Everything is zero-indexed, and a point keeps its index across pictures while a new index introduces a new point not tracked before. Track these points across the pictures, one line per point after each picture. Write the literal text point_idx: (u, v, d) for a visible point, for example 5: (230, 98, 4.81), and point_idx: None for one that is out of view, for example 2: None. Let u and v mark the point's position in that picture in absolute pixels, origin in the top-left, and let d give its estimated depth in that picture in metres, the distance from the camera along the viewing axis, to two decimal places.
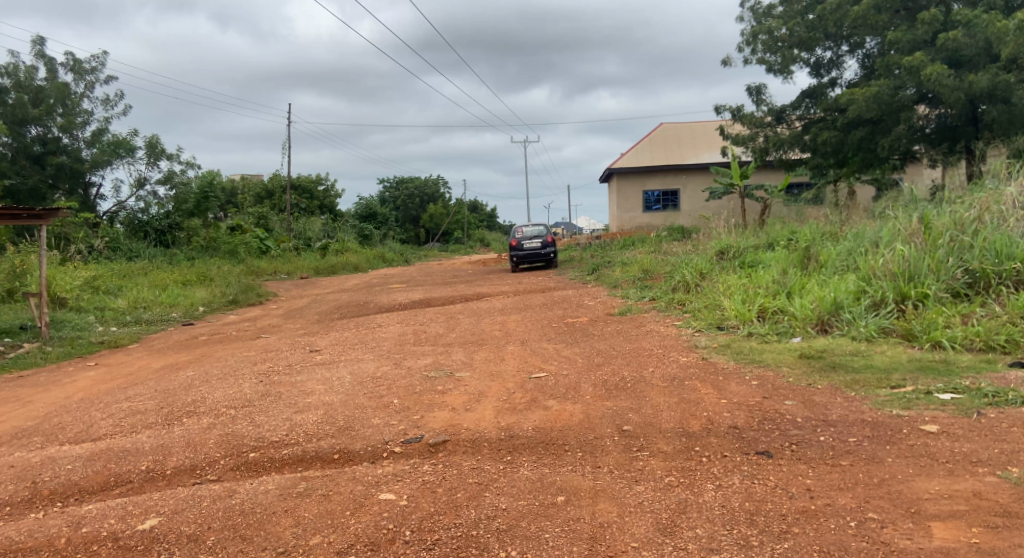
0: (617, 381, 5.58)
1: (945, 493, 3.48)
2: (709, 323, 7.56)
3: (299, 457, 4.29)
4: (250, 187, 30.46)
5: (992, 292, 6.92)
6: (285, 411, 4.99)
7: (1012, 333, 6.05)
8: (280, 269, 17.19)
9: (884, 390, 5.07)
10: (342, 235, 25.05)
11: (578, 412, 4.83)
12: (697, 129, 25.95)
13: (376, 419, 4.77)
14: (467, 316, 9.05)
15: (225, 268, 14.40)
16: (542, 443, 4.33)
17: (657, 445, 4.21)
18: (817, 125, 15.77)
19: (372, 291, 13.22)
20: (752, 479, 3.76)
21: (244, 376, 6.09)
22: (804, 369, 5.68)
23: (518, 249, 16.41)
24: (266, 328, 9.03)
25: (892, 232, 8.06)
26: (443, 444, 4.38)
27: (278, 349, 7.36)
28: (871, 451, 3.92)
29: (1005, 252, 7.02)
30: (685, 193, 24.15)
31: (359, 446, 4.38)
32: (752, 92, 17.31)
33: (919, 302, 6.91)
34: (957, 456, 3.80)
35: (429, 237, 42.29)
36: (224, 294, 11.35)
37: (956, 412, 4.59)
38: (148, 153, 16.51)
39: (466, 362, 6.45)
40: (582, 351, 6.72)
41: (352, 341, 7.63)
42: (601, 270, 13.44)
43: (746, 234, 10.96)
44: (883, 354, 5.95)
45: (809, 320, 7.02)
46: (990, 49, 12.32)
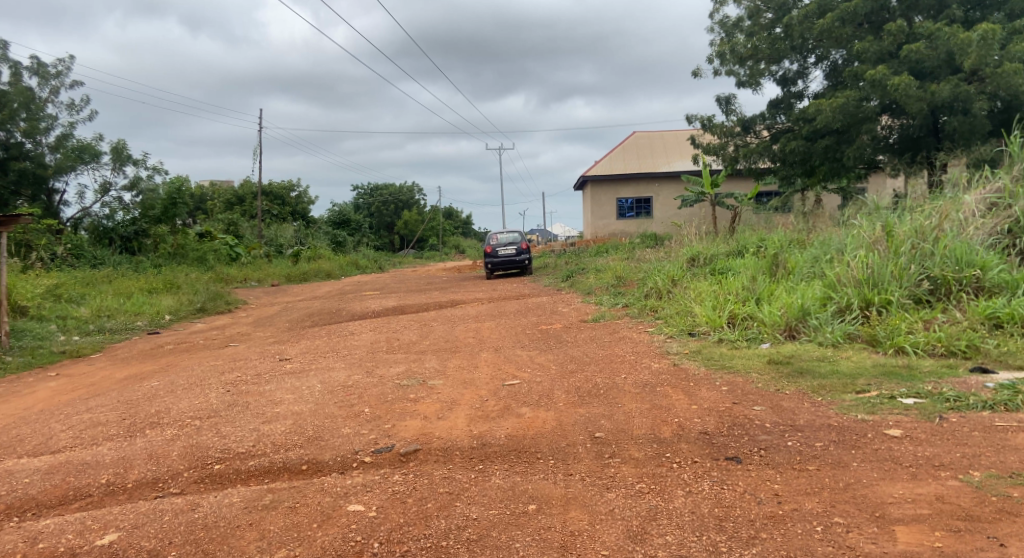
0: (590, 388, 5.59)
1: (909, 497, 3.52)
2: (681, 329, 7.62)
3: (266, 468, 4.24)
4: (220, 193, 30.13)
5: (953, 298, 7.05)
6: (253, 421, 4.93)
7: (973, 339, 6.16)
8: (250, 276, 17.03)
9: (850, 396, 5.14)
10: (313, 242, 24.87)
11: (551, 419, 4.84)
12: (669, 138, 26.19)
13: (347, 428, 4.74)
14: (440, 323, 9.02)
15: (193, 276, 14.22)
16: (514, 451, 4.32)
17: (628, 451, 4.23)
18: (785, 135, 15.99)
19: (344, 298, 13.12)
20: (721, 484, 3.78)
21: (210, 386, 6.01)
22: (773, 375, 5.73)
23: (492, 256, 16.39)
24: (235, 337, 8.92)
25: (857, 240, 8.20)
26: (414, 453, 4.35)
27: (247, 358, 7.28)
28: (837, 456, 3.96)
29: (966, 259, 7.16)
30: (657, 201, 24.34)
31: (328, 456, 4.34)
32: (722, 102, 17.52)
33: (883, 308, 7.02)
34: (920, 460, 3.85)
35: (404, 244, 42.16)
36: (192, 302, 11.20)
37: (919, 417, 4.67)
38: (114, 158, 16.27)
39: (439, 370, 6.42)
40: (556, 358, 6.73)
41: (323, 350, 7.56)
42: (575, 277, 13.47)
43: (717, 241, 11.07)
44: (849, 360, 6.03)
45: (777, 326, 7.10)
46: (952, 61, 12.59)
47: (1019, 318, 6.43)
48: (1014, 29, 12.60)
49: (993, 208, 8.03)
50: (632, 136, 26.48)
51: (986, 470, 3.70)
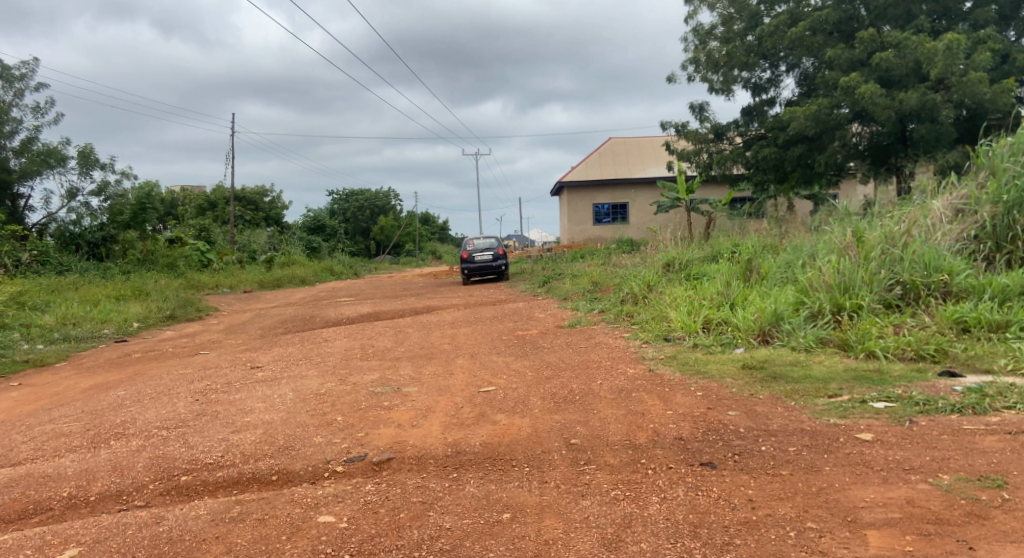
0: (566, 394, 5.59)
1: (880, 501, 3.55)
2: (656, 334, 7.65)
3: (235, 479, 4.18)
4: (192, 198, 29.81)
5: (922, 303, 7.14)
6: (222, 431, 4.85)
7: (941, 343, 6.25)
8: (222, 283, 16.84)
9: (823, 400, 5.18)
10: (288, 247, 24.68)
11: (526, 425, 4.82)
12: (645, 144, 26.34)
13: (319, 437, 4.68)
14: (416, 330, 8.97)
15: (162, 282, 14.03)
16: (489, 459, 4.30)
17: (603, 458, 4.22)
18: (758, 142, 16.16)
19: (318, 304, 13.02)
20: (695, 490, 3.78)
21: (178, 395, 5.91)
22: (747, 380, 5.76)
23: (468, 262, 16.35)
24: (205, 344, 8.80)
25: (828, 246, 8.30)
26: (387, 462, 4.31)
27: (218, 366, 7.18)
28: (809, 460, 3.99)
29: (934, 264, 7.26)
30: (633, 207, 24.46)
31: (299, 466, 4.29)
32: (696, 109, 17.66)
33: (854, 313, 7.11)
34: (891, 464, 3.88)
35: (380, 249, 41.97)
36: (161, 308, 11.05)
37: (890, 421, 4.72)
38: (81, 163, 16.01)
39: (414, 377, 6.37)
40: (531, 364, 6.71)
41: (295, 357, 7.48)
42: (552, 283, 13.47)
43: (691, 246, 11.14)
44: (821, 364, 6.08)
45: (751, 331, 7.14)
46: (919, 69, 12.78)
47: (985, 322, 6.54)
48: (979, 39, 12.82)
49: (960, 214, 8.16)
50: (608, 142, 26.60)
51: (956, 473, 3.73)
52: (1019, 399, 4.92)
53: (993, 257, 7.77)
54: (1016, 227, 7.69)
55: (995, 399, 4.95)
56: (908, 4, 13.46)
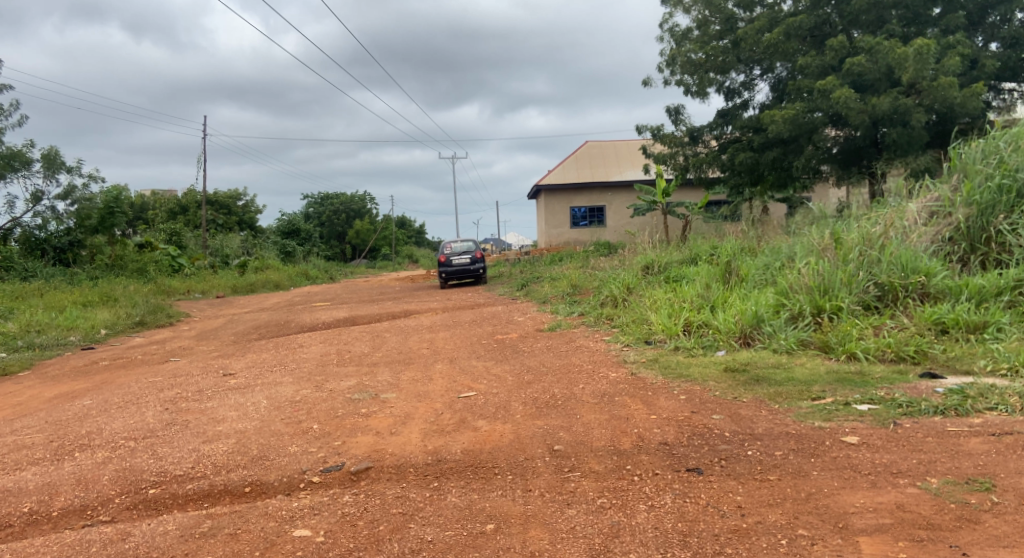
0: (548, 399, 5.50)
1: (870, 506, 3.49)
2: (637, 337, 7.59)
3: (206, 491, 4.03)
4: (163, 202, 29.37)
5: (900, 304, 7.15)
6: (192, 441, 4.70)
7: (921, 345, 6.24)
8: (194, 288, 16.58)
9: (806, 403, 5.14)
10: (261, 252, 24.38)
11: (508, 432, 4.72)
12: (622, 148, 26.40)
13: (294, 446, 4.54)
14: (394, 334, 8.84)
15: (131, 288, 13.73)
16: (470, 467, 4.19)
17: (588, 465, 4.13)
18: (733, 145, 16.23)
19: (292, 309, 12.83)
20: (683, 497, 3.71)
21: (147, 404, 5.74)
22: (729, 383, 5.70)
23: (445, 265, 16.22)
24: (176, 351, 8.60)
25: (807, 248, 8.32)
26: (365, 472, 4.19)
27: (189, 374, 7.00)
28: (797, 464, 3.93)
29: (911, 266, 7.28)
30: (610, 210, 24.48)
31: (274, 476, 4.15)
32: (672, 112, 17.70)
33: (834, 314, 7.10)
34: (878, 467, 3.83)
35: (356, 254, 41.67)
36: (130, 315, 10.79)
37: (874, 423, 4.69)
38: (46, 166, 15.65)
39: (392, 383, 6.24)
40: (512, 369, 6.61)
41: (269, 363, 7.32)
42: (530, 286, 13.38)
43: (670, 249, 11.11)
44: (803, 366, 6.05)
45: (732, 334, 7.10)
46: (891, 74, 12.88)
47: (963, 323, 6.55)
48: (949, 44, 12.94)
49: (935, 215, 8.21)
50: (585, 145, 26.63)
51: (943, 476, 3.69)
52: (1000, 399, 4.92)
53: (968, 258, 7.81)
54: (990, 228, 7.74)
55: (977, 400, 4.94)
56: (879, 10, 13.57)
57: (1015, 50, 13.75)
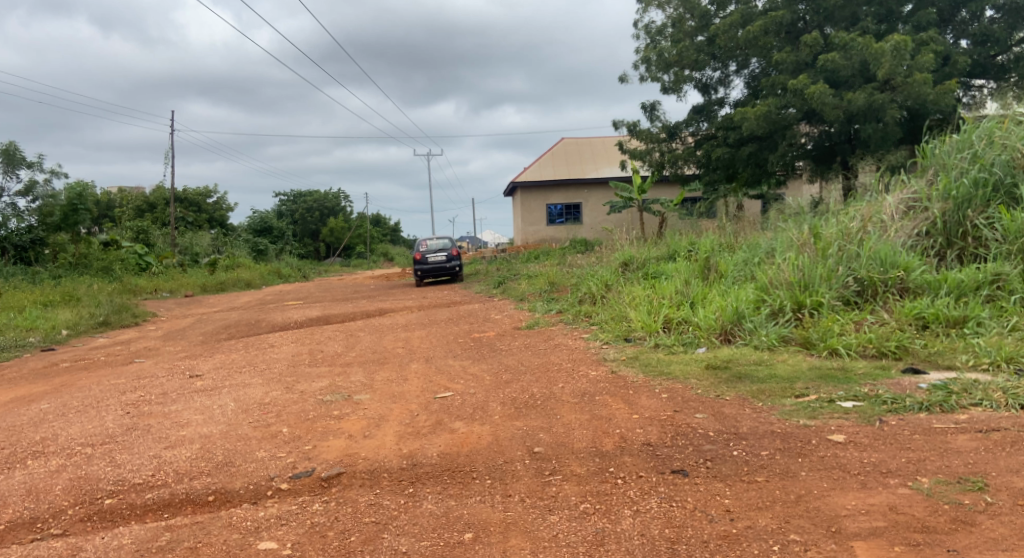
0: (527, 399, 5.34)
1: (862, 508, 3.39)
2: (616, 335, 7.47)
3: (166, 501, 3.83)
4: (130, 199, 28.79)
5: (880, 299, 7.09)
6: (153, 447, 4.49)
7: (902, 340, 6.17)
8: (161, 287, 16.24)
9: (790, 400, 5.04)
10: (232, 250, 23.97)
11: (486, 434, 4.56)
12: (598, 145, 26.34)
13: (262, 451, 4.35)
14: (368, 333, 8.63)
15: (95, 287, 13.38)
16: (447, 471, 4.03)
17: (570, 467, 3.98)
18: (709, 142, 16.17)
19: (264, 308, 12.56)
20: (669, 501, 3.58)
21: (107, 408, 5.51)
22: (712, 381, 5.59)
23: (421, 262, 16.00)
24: (141, 352, 8.33)
25: (786, 243, 8.27)
26: (336, 478, 4.01)
27: (153, 376, 6.76)
28: (785, 465, 3.81)
29: (890, 260, 7.24)
30: (586, 207, 24.41)
31: (239, 484, 3.95)
32: (647, 109, 17.63)
33: (814, 310, 7.02)
34: (867, 467, 3.73)
35: (330, 252, 41.30)
36: (93, 314, 10.48)
37: (859, 420, 4.59)
38: (5, 161, 15.19)
39: (365, 384, 6.05)
40: (489, 368, 6.46)
41: (238, 364, 7.10)
42: (507, 283, 13.24)
43: (648, 245, 11.01)
44: (785, 363, 5.95)
45: (713, 330, 7.00)
46: (865, 71, 12.89)
47: (943, 318, 6.50)
48: (922, 40, 12.97)
49: (911, 210, 8.19)
50: (561, 143, 26.54)
51: (934, 476, 3.59)
52: (984, 395, 4.85)
53: (944, 253, 7.78)
54: (966, 222, 7.71)
55: (961, 396, 4.86)
56: (853, 7, 13.59)
57: (985, 47, 13.85)
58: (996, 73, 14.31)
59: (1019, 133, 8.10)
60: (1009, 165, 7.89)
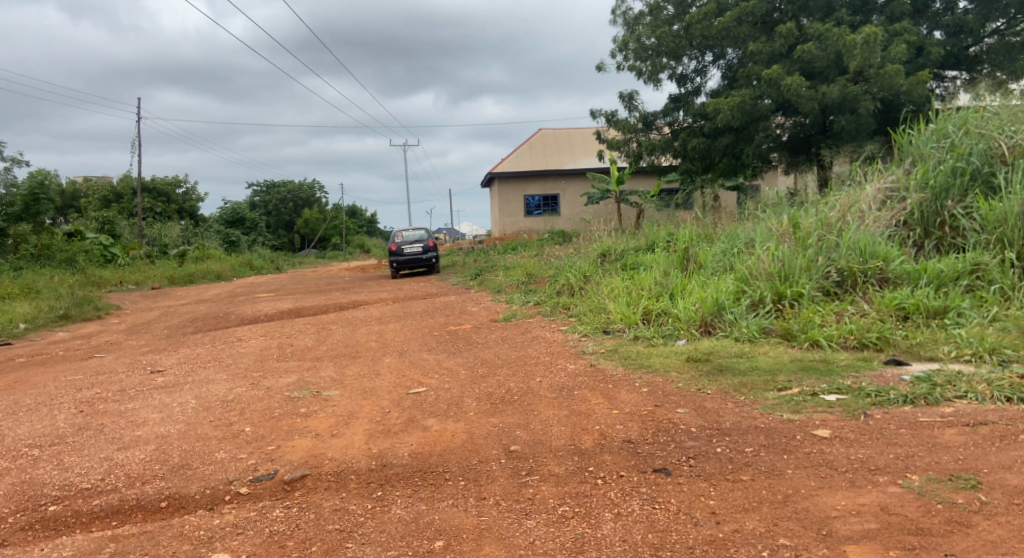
0: (503, 394, 5.16)
1: (852, 509, 3.24)
2: (595, 327, 7.32)
3: (115, 508, 3.65)
4: (96, 188, 28.15)
5: (859, 290, 6.99)
6: (105, 448, 4.39)
7: (883, 331, 6.05)
8: (127, 279, 15.89)
9: (773, 393, 4.91)
10: (202, 241, 23.57)
11: (460, 431, 4.38)
12: (575, 135, 26.20)
13: (221, 453, 4.22)
14: (340, 326, 8.41)
15: (57, 279, 13.02)
16: (418, 472, 3.85)
17: (547, 467, 3.82)
18: (685, 131, 16.03)
19: (233, 301, 12.30)
20: (651, 503, 3.42)
21: (61, 407, 5.40)
22: (692, 374, 5.45)
23: (397, 254, 15.77)
24: (103, 346, 8.08)
25: (765, 233, 8.16)
26: (300, 481, 3.83)
27: (113, 372, 6.62)
28: (769, 462, 3.67)
29: (870, 250, 7.14)
30: (564, 198, 24.27)
31: (195, 489, 3.77)
32: (625, 98, 17.46)
33: (795, 301, 6.91)
34: (855, 464, 3.59)
35: (304, 243, 40.85)
36: (53, 308, 10.17)
37: (843, 414, 4.45)
38: None
39: (335, 379, 5.85)
40: (465, 361, 6.27)
41: (202, 359, 6.89)
42: (484, 275, 13.05)
43: (626, 236, 10.87)
44: (766, 355, 5.82)
45: (692, 322, 6.86)
46: (840, 61, 12.80)
47: (924, 309, 6.40)
48: (896, 31, 12.91)
49: (889, 200, 8.10)
50: (538, 133, 26.35)
51: (925, 473, 3.46)
52: (968, 387, 4.73)
53: (922, 243, 7.70)
54: (944, 212, 7.63)
55: (945, 389, 4.75)
56: None
57: (959, 38, 13.82)
58: (969, 64, 14.29)
59: (996, 122, 8.05)
60: (986, 154, 7.83)
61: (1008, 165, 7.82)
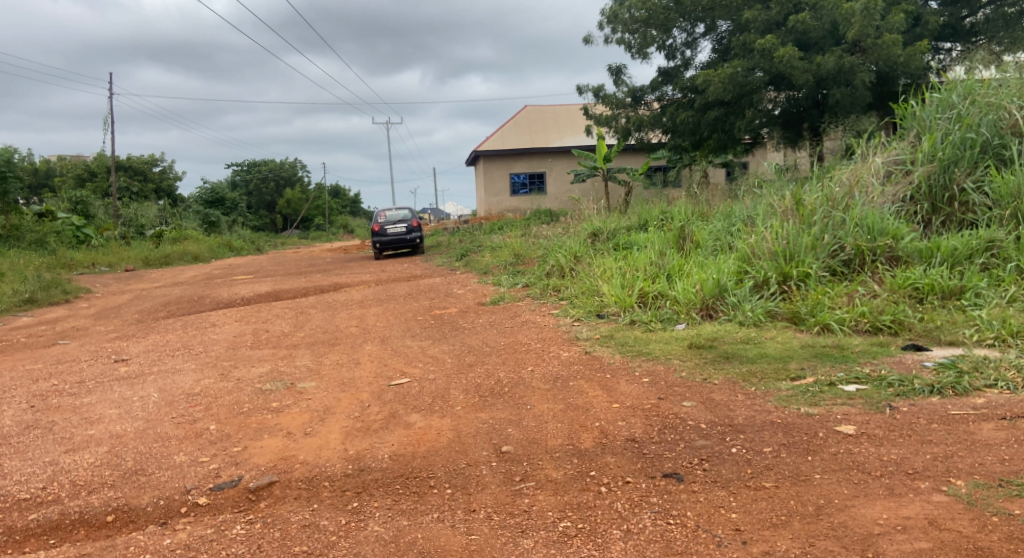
0: (492, 386, 4.74)
1: (897, 524, 2.86)
2: (587, 311, 6.91)
3: (54, 524, 3.36)
4: (70, 167, 27.40)
5: (868, 269, 6.58)
6: (52, 451, 4.04)
7: (897, 313, 5.66)
8: (100, 261, 15.38)
9: (785, 384, 4.50)
10: (180, 222, 22.98)
11: (446, 429, 3.97)
12: (562, 112, 25.65)
13: (181, 455, 3.88)
14: (319, 311, 7.95)
15: (25, 261, 12.51)
16: (399, 478, 3.48)
17: (544, 472, 3.43)
18: (675, 106, 15.53)
19: (210, 283, 11.80)
20: (665, 518, 3.03)
21: (11, 402, 5.01)
22: (696, 362, 5.05)
23: (379, 234, 15.26)
24: (67, 333, 7.61)
25: (767, 211, 7.75)
26: (265, 489, 3.50)
27: (74, 360, 6.18)
28: (793, 465, 3.29)
29: (878, 228, 6.72)
30: (550, 176, 23.78)
31: (146, 500, 3.48)
32: (613, 73, 16.94)
33: (801, 282, 6.50)
34: (891, 467, 3.21)
35: (286, 224, 40.22)
36: (18, 291, 9.68)
37: (866, 407, 4.03)
38: None
39: (312, 369, 5.42)
40: (451, 349, 5.84)
41: (171, 347, 6.42)
42: (470, 256, 12.57)
43: (616, 215, 10.45)
44: (774, 341, 5.42)
45: (692, 306, 6.46)
46: (836, 31, 12.34)
47: (938, 289, 6.01)
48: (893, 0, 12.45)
49: (894, 174, 7.67)
50: (524, 110, 25.79)
51: (970, 478, 3.10)
52: (998, 375, 4.33)
53: (930, 220, 7.31)
54: (953, 185, 7.22)
55: (973, 377, 4.34)
56: None
57: (956, 7, 13.38)
58: (965, 35, 13.87)
59: (1006, 92, 7.62)
60: (996, 125, 7.42)
61: (1020, 136, 7.41)
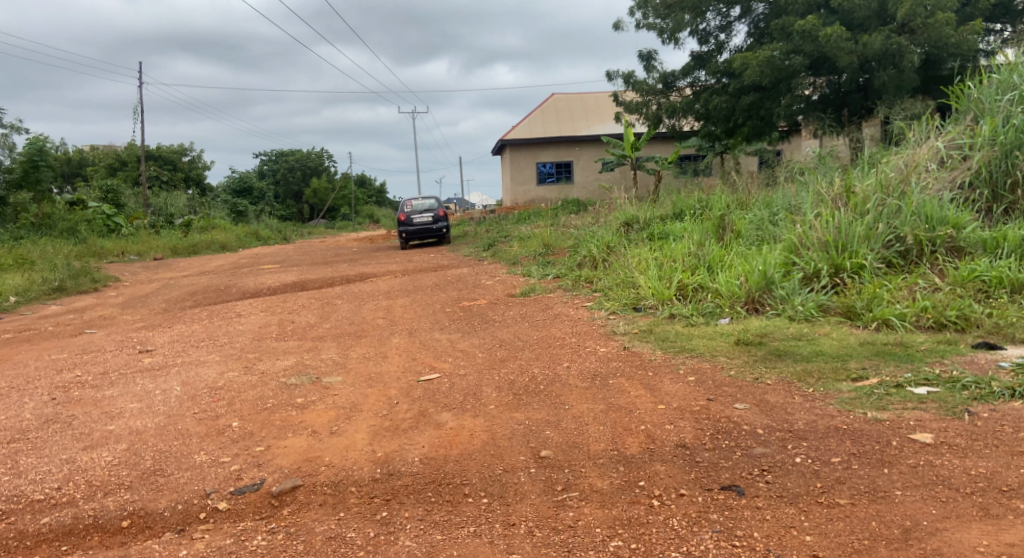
0: (527, 383, 4.44)
1: (999, 552, 2.60)
2: (623, 303, 6.59)
3: (66, 529, 3.13)
4: (102, 157, 27.59)
5: (927, 261, 6.16)
6: (70, 448, 3.82)
7: (963, 307, 5.24)
8: (129, 250, 15.35)
9: (846, 385, 4.14)
10: (209, 211, 22.98)
11: (479, 430, 3.68)
12: (590, 101, 25.18)
13: (201, 455, 3.63)
14: (346, 301, 7.71)
15: (54, 249, 12.47)
16: (431, 484, 3.21)
17: (588, 481, 3.14)
18: (709, 91, 15.04)
19: (237, 272, 11.64)
20: (729, 539, 2.74)
21: (32, 394, 4.83)
22: (745, 359, 4.70)
23: (407, 224, 14.99)
24: (93, 321, 7.46)
25: (814, 198, 7.33)
26: (289, 494, 3.25)
27: (99, 350, 6.00)
28: (869, 480, 2.98)
29: (937, 217, 6.29)
30: (578, 165, 23.40)
31: (163, 504, 3.24)
32: (644, 58, 16.48)
33: (855, 274, 6.11)
34: (982, 483, 2.92)
35: (313, 213, 40.27)
36: (47, 280, 9.60)
37: (940, 412, 3.66)
38: None
39: (338, 362, 5.16)
40: (482, 343, 5.56)
41: (196, 338, 6.22)
42: (499, 246, 12.27)
43: (650, 203, 10.07)
44: (829, 338, 5.05)
45: (737, 299, 6.10)
46: (883, 11, 11.73)
47: (1007, 282, 5.58)
48: None
49: (950, 159, 7.21)
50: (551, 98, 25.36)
51: None
52: None
53: (990, 208, 6.86)
54: (1016, 172, 6.74)
55: None
56: None
57: None
58: (1017, 16, 13.21)
59: None
60: None
61: None
